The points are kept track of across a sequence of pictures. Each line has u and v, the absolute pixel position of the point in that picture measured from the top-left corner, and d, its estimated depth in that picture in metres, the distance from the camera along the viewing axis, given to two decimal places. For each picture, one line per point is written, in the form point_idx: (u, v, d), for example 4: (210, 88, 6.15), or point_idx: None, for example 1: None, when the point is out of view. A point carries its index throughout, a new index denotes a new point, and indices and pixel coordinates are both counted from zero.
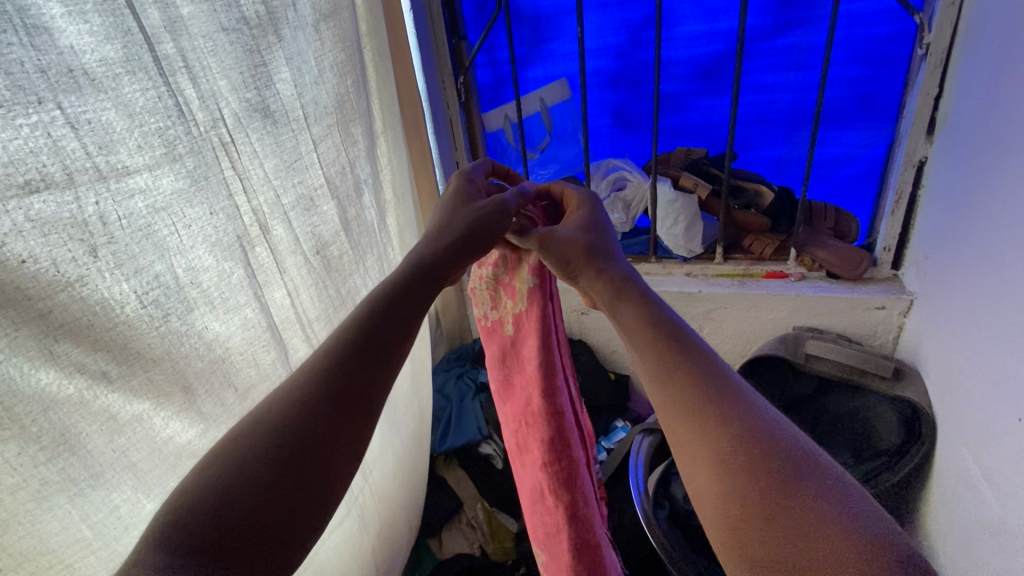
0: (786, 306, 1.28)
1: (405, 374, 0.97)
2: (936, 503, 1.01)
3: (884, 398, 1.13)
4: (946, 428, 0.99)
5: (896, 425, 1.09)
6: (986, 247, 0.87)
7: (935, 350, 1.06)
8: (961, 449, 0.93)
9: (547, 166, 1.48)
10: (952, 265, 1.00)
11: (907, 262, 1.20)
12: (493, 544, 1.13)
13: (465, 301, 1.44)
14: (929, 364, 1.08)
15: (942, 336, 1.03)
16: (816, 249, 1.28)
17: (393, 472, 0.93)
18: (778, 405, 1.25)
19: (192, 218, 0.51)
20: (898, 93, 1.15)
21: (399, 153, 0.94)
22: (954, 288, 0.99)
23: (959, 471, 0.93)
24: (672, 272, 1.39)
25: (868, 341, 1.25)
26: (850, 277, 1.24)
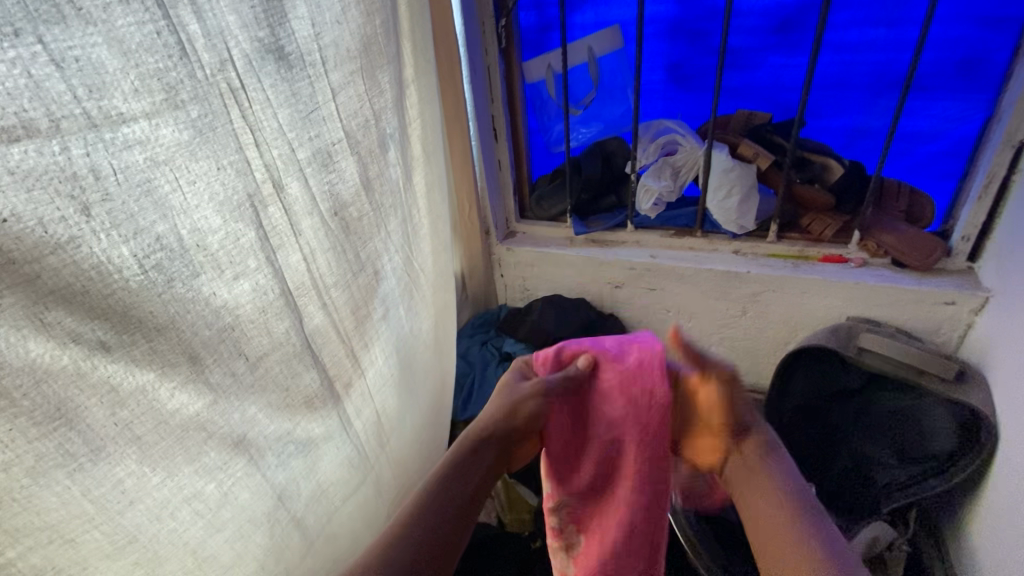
0: (842, 295, 1.17)
1: (424, 343, 0.93)
2: (986, 518, 0.94)
3: (942, 403, 1.03)
4: (1008, 441, 0.91)
5: (951, 431, 1.01)
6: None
7: (1002, 354, 0.96)
8: None
9: (590, 124, 1.38)
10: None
11: (986, 255, 1.07)
12: (510, 515, 1.17)
13: (494, 266, 1.51)
14: (996, 369, 0.98)
15: (1002, 339, 0.97)
16: (883, 233, 1.15)
17: (412, 439, 0.92)
18: (822, 398, 1.17)
19: (197, 172, 0.46)
20: (1006, 60, 0.98)
21: (429, 106, 0.87)
22: (1020, 290, 0.93)
23: (1018, 489, 0.85)
24: (718, 248, 1.32)
25: (931, 337, 1.14)
26: (918, 267, 1.12)
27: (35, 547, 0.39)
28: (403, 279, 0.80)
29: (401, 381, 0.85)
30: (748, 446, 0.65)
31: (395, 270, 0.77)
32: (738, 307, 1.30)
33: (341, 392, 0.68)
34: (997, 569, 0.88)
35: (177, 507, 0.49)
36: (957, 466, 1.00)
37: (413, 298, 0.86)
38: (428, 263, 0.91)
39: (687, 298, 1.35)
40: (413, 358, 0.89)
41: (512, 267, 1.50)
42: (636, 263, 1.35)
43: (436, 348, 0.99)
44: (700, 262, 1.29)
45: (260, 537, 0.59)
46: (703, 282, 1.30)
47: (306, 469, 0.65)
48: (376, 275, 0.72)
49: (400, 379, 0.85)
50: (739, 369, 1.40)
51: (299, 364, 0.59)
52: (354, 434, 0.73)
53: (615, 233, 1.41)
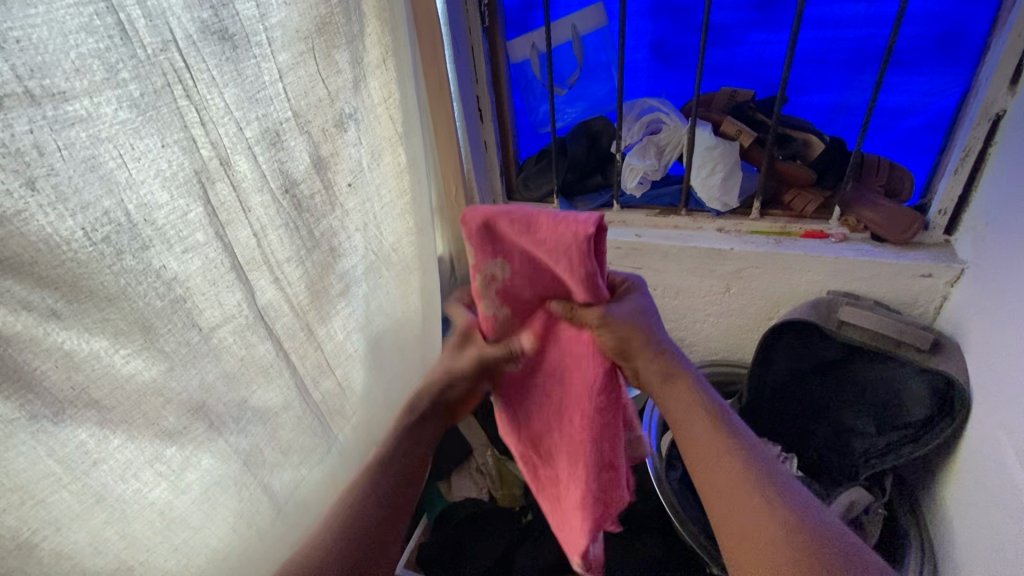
0: (823, 269, 1.22)
1: (395, 319, 0.97)
2: (959, 476, 1.01)
3: (917, 376, 1.10)
4: (985, 411, 0.96)
5: (927, 399, 1.08)
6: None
7: (978, 326, 1.02)
8: (996, 430, 0.91)
9: (575, 103, 1.39)
10: (995, 248, 1.00)
11: (961, 229, 1.12)
12: (502, 491, 1.25)
13: None
14: (974, 340, 1.03)
15: (979, 314, 1.03)
16: (862, 209, 1.19)
17: (382, 409, 0.98)
18: (804, 368, 1.23)
19: (142, 149, 0.51)
20: (983, 33, 1.01)
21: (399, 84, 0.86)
22: (994, 270, 1.00)
23: (994, 456, 0.90)
24: (702, 227, 1.33)
25: (909, 309, 1.19)
26: (897, 240, 1.17)
27: (7, 509, 0.45)
28: (366, 259, 0.85)
29: (365, 356, 0.89)
30: (644, 358, 0.74)
31: (356, 247, 0.82)
32: (723, 284, 1.33)
33: (293, 362, 0.73)
34: (970, 530, 0.93)
35: (140, 468, 0.55)
36: (929, 431, 1.08)
37: (382, 276, 0.90)
38: (400, 242, 0.93)
39: (681, 280, 1.37)
40: (381, 332, 0.94)
41: None
42: (623, 243, 1.37)
43: (410, 327, 1.02)
44: (686, 241, 1.31)
45: (227, 499, 0.66)
46: (689, 261, 1.33)
47: (267, 436, 0.70)
48: (333, 253, 0.77)
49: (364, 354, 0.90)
50: (722, 345, 1.44)
51: (252, 335, 0.65)
52: (313, 404, 0.78)
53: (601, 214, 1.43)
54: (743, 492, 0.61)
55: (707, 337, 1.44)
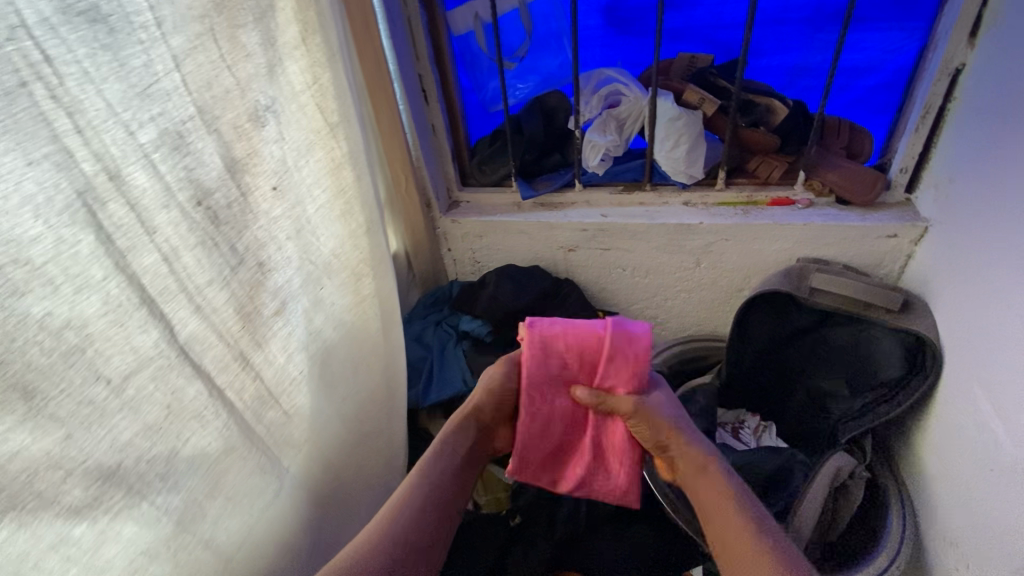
0: (791, 237, 1.20)
1: (347, 332, 1.02)
2: (934, 434, 1.03)
3: (891, 335, 1.10)
4: (960, 366, 0.97)
5: (899, 357, 1.09)
6: (1013, 177, 0.86)
7: (952, 277, 1.02)
8: (972, 383, 0.94)
9: (526, 79, 1.31)
10: (966, 190, 0.98)
11: (922, 185, 1.12)
12: (486, 497, 1.20)
13: (441, 242, 1.47)
14: (946, 294, 1.03)
15: (953, 262, 1.02)
16: (826, 171, 1.17)
17: (335, 422, 0.99)
18: (777, 336, 1.24)
19: (2, 169, 0.47)
20: None
21: (320, 68, 0.90)
22: (967, 214, 0.98)
23: (972, 413, 0.93)
24: (668, 201, 1.30)
25: (874, 271, 1.19)
26: (862, 203, 1.16)
27: None
28: (300, 271, 0.89)
29: (313, 376, 0.93)
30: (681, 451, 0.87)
31: (286, 260, 0.85)
32: (692, 260, 1.30)
33: (229, 400, 0.74)
34: (953, 487, 0.96)
35: (40, 557, 0.52)
36: (905, 391, 1.08)
37: (314, 276, 0.93)
38: (341, 247, 0.99)
39: (650, 258, 1.34)
40: (329, 342, 0.97)
41: (459, 242, 1.47)
42: (588, 225, 1.33)
43: (362, 333, 1.05)
44: (654, 218, 1.28)
45: (156, 565, 0.64)
46: (656, 239, 1.30)
47: (206, 485, 0.70)
48: (262, 269, 0.80)
49: (311, 375, 0.93)
50: (694, 320, 1.43)
51: (177, 376, 0.65)
52: (257, 440, 0.79)
53: (563, 194, 1.38)
54: (757, 563, 0.69)
55: (678, 314, 1.43)
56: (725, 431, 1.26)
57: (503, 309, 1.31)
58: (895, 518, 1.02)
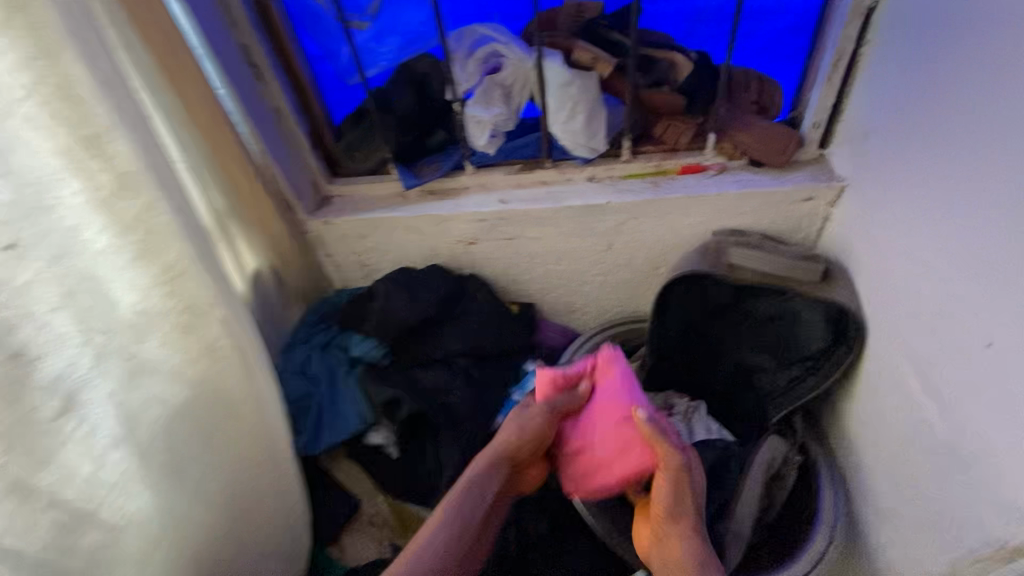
0: (706, 210, 1.09)
1: (193, 399, 0.84)
2: (863, 407, 0.99)
3: (815, 309, 1.04)
4: (881, 336, 0.93)
5: (823, 329, 1.04)
6: (952, 124, 0.73)
7: (875, 241, 0.94)
8: (895, 356, 0.89)
9: (385, 41, 1.06)
10: (897, 138, 0.85)
11: (836, 140, 1.02)
12: (403, 538, 1.07)
13: (315, 247, 1.24)
14: (867, 260, 0.96)
15: (885, 220, 0.90)
16: (738, 131, 1.05)
17: (195, 509, 0.85)
18: (699, 315, 1.17)
19: None
20: None
21: (51, 57, 0.61)
22: (899, 165, 0.85)
23: (900, 388, 0.88)
24: (571, 178, 1.14)
25: (792, 237, 1.12)
26: (777, 163, 1.05)
27: None
28: (93, 346, 0.69)
29: (151, 466, 0.78)
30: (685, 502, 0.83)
31: (65, 334, 0.65)
32: (604, 242, 1.17)
33: (8, 546, 0.62)
34: (885, 464, 0.92)
35: None
36: (827, 364, 1.05)
37: (110, 339, 0.71)
38: (146, 300, 0.75)
39: (559, 245, 1.19)
40: (186, 418, 0.83)
41: (337, 246, 1.24)
42: (485, 214, 1.15)
43: (242, 400, 0.92)
44: (558, 201, 1.12)
45: None
46: (564, 223, 1.14)
47: None
48: (19, 361, 0.61)
49: (148, 469, 0.77)
50: (615, 302, 1.31)
51: None
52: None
53: (453, 178, 1.18)
54: None
55: (597, 298, 1.31)
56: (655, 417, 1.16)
57: (397, 326, 1.11)
58: (827, 492, 1.00)
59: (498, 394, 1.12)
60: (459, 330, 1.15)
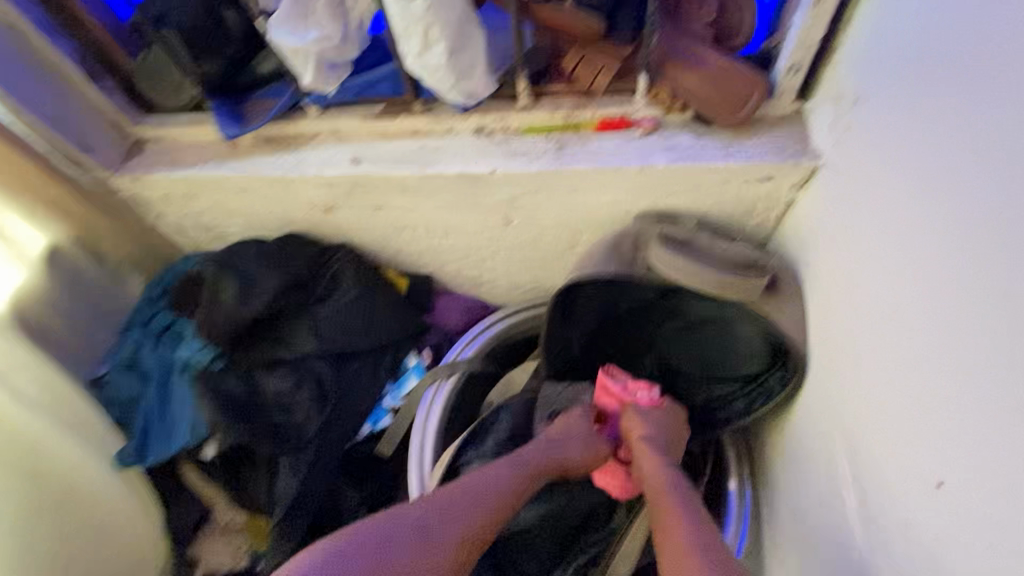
0: (628, 185, 0.79)
1: None
2: (784, 450, 0.80)
3: (753, 324, 0.81)
4: (822, 385, 0.70)
5: (762, 350, 0.82)
6: (990, 138, 0.43)
7: (839, 265, 0.66)
8: (829, 414, 0.68)
9: None
10: (877, 188, 0.58)
11: (822, 94, 0.70)
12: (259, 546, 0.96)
13: (138, 207, 0.96)
14: (824, 281, 0.69)
15: (841, 295, 0.65)
16: (680, 71, 0.72)
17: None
18: (613, 316, 0.91)
19: None
20: None
21: None
22: (872, 229, 0.59)
23: (824, 456, 0.68)
24: (453, 128, 0.83)
25: (743, 222, 0.83)
26: (727, 122, 0.74)
27: None
28: None
29: None
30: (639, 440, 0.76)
31: None
32: (500, 217, 0.89)
33: None
34: (789, 524, 0.76)
35: None
36: (758, 389, 0.83)
37: None
38: None
39: (442, 216, 0.91)
40: None
41: (167, 206, 0.95)
42: (335, 178, 0.84)
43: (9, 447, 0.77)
44: (431, 162, 0.81)
45: None
46: (441, 193, 0.85)
47: None
48: None
49: None
50: (527, 280, 1.06)
51: None
52: None
53: (296, 122, 0.86)
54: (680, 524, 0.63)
55: (508, 273, 1.04)
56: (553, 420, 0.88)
57: (227, 325, 0.87)
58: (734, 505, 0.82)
59: (363, 401, 0.93)
60: (314, 325, 0.90)
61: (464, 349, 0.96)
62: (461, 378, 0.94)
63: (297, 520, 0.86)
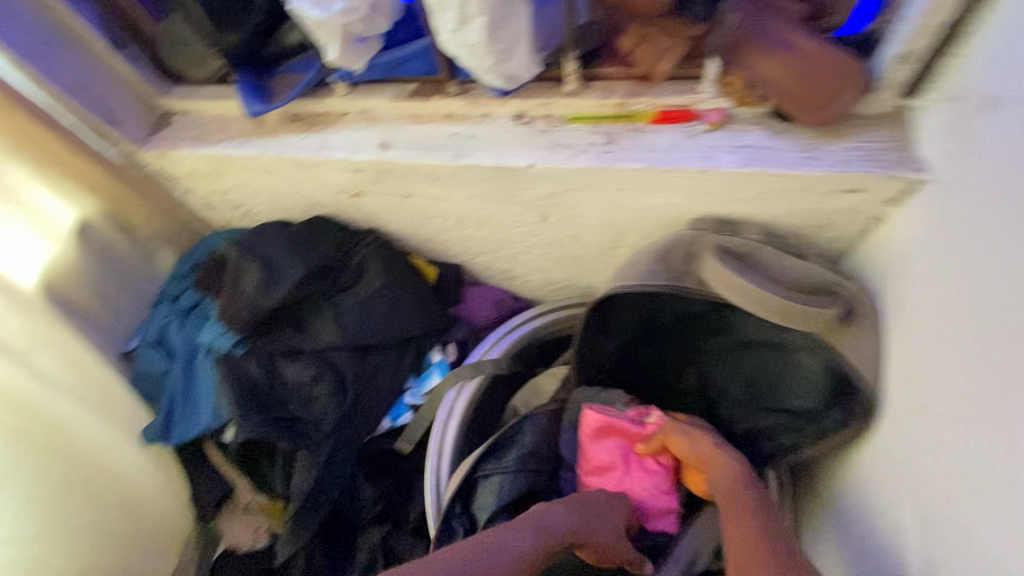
0: (684, 188, 0.69)
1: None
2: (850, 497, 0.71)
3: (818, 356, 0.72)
4: (902, 435, 0.61)
5: (819, 387, 0.72)
6: None
7: (942, 304, 0.55)
8: (914, 475, 0.58)
9: None
10: (1002, 251, 0.47)
11: (936, 92, 0.58)
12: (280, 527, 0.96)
13: (166, 182, 0.94)
14: (912, 319, 0.59)
15: (941, 367, 0.55)
16: (759, 56, 0.61)
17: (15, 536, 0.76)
18: (653, 333, 0.84)
19: None
20: None
21: None
22: (995, 299, 0.48)
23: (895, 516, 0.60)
24: (489, 114, 0.75)
25: (815, 235, 0.72)
26: (811, 120, 0.62)
27: None
28: None
29: None
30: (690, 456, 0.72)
31: None
32: (536, 214, 0.81)
33: None
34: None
35: None
36: (810, 427, 0.74)
37: None
38: None
39: (472, 209, 0.84)
40: None
41: (195, 183, 0.92)
42: (362, 165, 0.78)
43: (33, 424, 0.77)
44: (463, 152, 0.74)
45: None
46: (473, 185, 0.78)
47: None
48: None
49: None
50: (562, 278, 0.99)
51: None
52: None
53: (322, 101, 0.80)
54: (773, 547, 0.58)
55: (540, 270, 0.97)
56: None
57: (249, 311, 0.84)
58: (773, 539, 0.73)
59: (385, 396, 0.89)
60: (338, 314, 0.87)
61: (491, 348, 0.89)
62: (484, 379, 0.88)
63: (312, 515, 0.85)
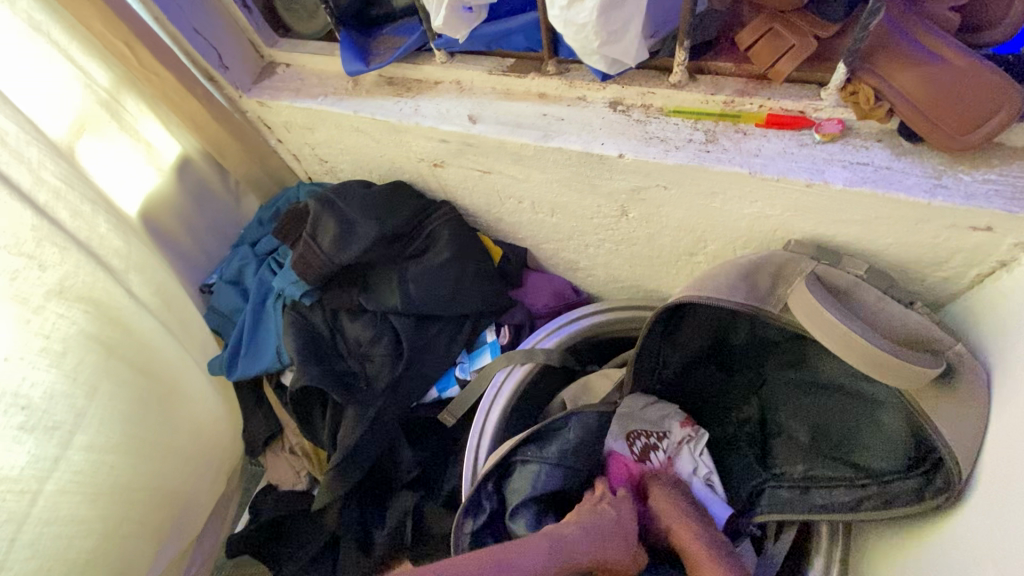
0: (784, 200, 0.64)
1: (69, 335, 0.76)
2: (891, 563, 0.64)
3: (899, 412, 0.66)
4: (978, 504, 0.55)
5: (898, 445, 0.66)
6: None
7: None
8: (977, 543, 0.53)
9: None
10: None
11: None
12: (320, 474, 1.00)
13: (262, 130, 0.97)
14: None
15: None
16: (898, 65, 0.56)
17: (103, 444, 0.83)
18: (718, 353, 0.81)
19: None
20: None
21: None
22: None
23: None
24: (586, 98, 0.72)
25: (925, 272, 0.65)
26: (948, 146, 0.55)
27: None
28: None
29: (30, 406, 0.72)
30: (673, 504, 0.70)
31: None
32: (616, 207, 0.78)
33: None
34: None
35: None
36: (876, 489, 0.66)
37: None
38: None
39: (550, 193, 0.82)
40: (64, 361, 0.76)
41: (287, 133, 0.96)
42: (448, 135, 0.78)
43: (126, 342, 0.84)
44: (552, 134, 0.72)
45: None
46: (557, 169, 0.76)
47: None
48: None
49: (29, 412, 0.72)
50: (629, 278, 0.96)
51: None
52: None
53: (420, 68, 0.81)
54: None
55: (608, 266, 0.94)
56: (631, 443, 0.78)
57: (320, 265, 0.87)
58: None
59: (434, 368, 0.90)
60: (403, 281, 0.88)
61: (546, 337, 0.88)
62: (535, 367, 0.87)
63: (352, 469, 0.87)
